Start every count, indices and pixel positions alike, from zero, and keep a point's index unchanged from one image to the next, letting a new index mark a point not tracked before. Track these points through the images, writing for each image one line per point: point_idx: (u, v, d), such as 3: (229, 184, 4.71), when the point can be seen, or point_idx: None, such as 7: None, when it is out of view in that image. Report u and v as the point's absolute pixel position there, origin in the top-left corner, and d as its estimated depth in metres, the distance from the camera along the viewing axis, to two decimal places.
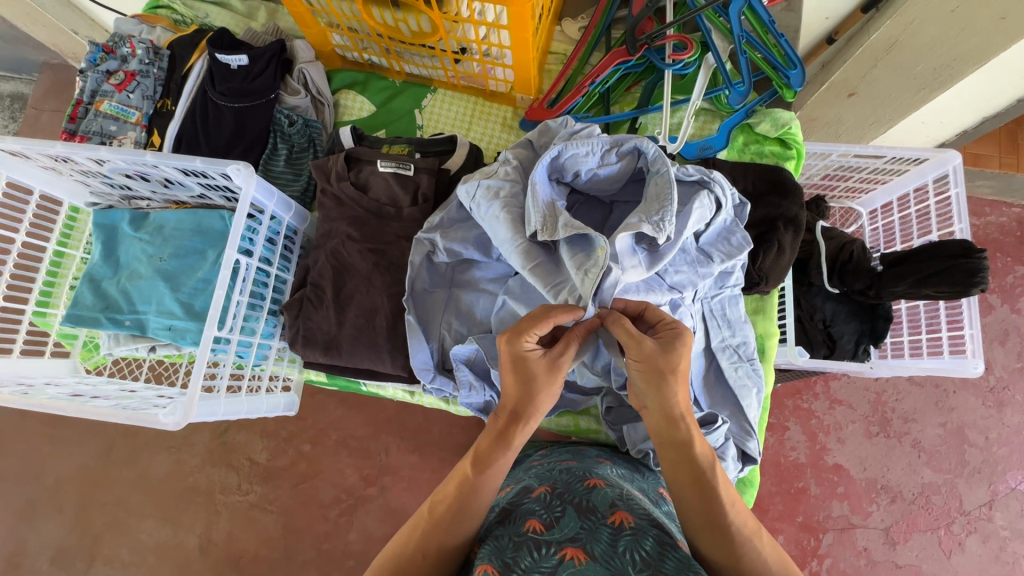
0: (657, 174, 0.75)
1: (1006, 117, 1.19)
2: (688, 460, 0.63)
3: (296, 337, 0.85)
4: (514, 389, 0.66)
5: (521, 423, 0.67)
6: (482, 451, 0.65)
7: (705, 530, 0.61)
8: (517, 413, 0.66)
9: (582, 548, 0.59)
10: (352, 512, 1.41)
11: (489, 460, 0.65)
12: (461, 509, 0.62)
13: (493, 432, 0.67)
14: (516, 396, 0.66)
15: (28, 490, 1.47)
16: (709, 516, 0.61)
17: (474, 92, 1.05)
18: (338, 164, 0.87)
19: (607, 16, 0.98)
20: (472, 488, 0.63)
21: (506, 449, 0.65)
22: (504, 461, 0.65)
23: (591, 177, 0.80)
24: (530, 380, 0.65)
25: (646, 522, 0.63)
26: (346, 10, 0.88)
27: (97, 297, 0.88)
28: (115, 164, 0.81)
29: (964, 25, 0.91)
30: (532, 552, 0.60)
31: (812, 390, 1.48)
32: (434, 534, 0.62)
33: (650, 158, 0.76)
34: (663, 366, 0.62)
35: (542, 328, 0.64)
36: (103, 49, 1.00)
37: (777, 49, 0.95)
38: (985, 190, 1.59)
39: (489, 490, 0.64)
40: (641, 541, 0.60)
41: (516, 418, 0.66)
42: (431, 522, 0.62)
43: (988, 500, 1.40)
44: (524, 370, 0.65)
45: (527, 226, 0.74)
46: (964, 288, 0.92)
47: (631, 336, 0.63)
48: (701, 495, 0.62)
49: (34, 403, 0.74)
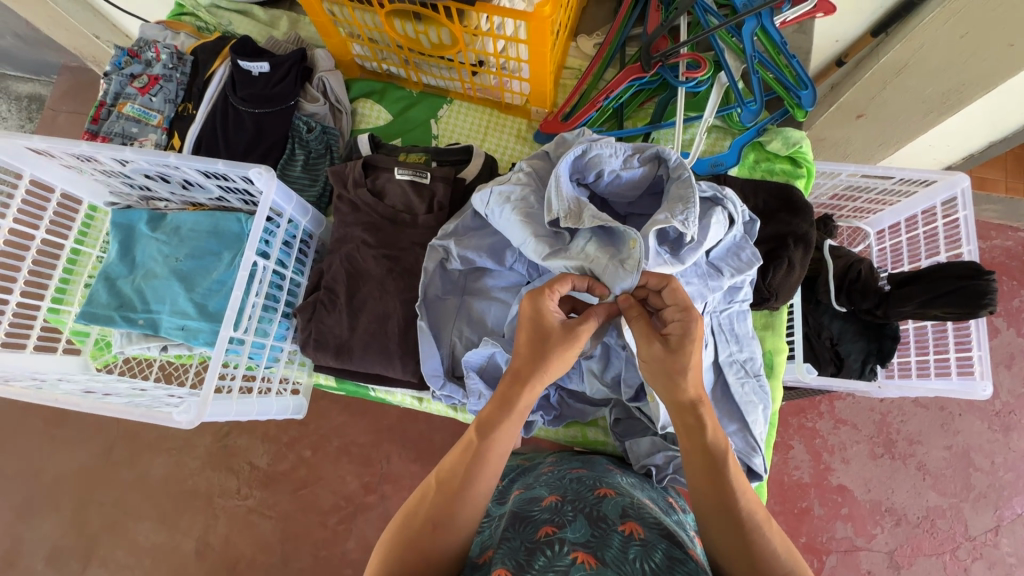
0: (679, 179, 0.76)
1: (1013, 142, 1.21)
2: (701, 447, 0.65)
3: (308, 340, 0.86)
4: (526, 350, 0.67)
5: (521, 387, 0.67)
6: (488, 415, 0.66)
7: (721, 524, 0.62)
8: (521, 375, 0.67)
9: (592, 553, 0.59)
10: (351, 519, 1.40)
11: (494, 425, 0.65)
12: (467, 475, 0.63)
13: (496, 395, 0.67)
14: (526, 358, 0.67)
15: (27, 488, 1.47)
16: (722, 502, 0.62)
17: (490, 105, 1.06)
18: (356, 170, 0.88)
19: (622, 33, 1.01)
20: (478, 452, 0.64)
21: (510, 414, 0.66)
22: (507, 427, 0.66)
23: (613, 179, 0.80)
24: (541, 340, 0.66)
25: (655, 533, 0.63)
26: (367, 22, 0.90)
27: (112, 296, 0.88)
28: (138, 165, 0.82)
29: (973, 50, 0.93)
30: (545, 552, 0.60)
31: (817, 409, 1.48)
32: (444, 503, 0.62)
33: (670, 165, 0.77)
34: (671, 364, 0.65)
35: (563, 288, 0.68)
36: (128, 53, 1.01)
37: (789, 70, 0.97)
38: (991, 214, 1.61)
39: (493, 457, 0.65)
40: (651, 553, 0.60)
41: (517, 380, 0.67)
42: (439, 488, 0.64)
43: (994, 526, 1.38)
44: (541, 327, 0.66)
45: (549, 213, 0.75)
46: (973, 308, 0.93)
47: (647, 332, 0.67)
48: (715, 486, 0.63)
49: (47, 398, 0.74)
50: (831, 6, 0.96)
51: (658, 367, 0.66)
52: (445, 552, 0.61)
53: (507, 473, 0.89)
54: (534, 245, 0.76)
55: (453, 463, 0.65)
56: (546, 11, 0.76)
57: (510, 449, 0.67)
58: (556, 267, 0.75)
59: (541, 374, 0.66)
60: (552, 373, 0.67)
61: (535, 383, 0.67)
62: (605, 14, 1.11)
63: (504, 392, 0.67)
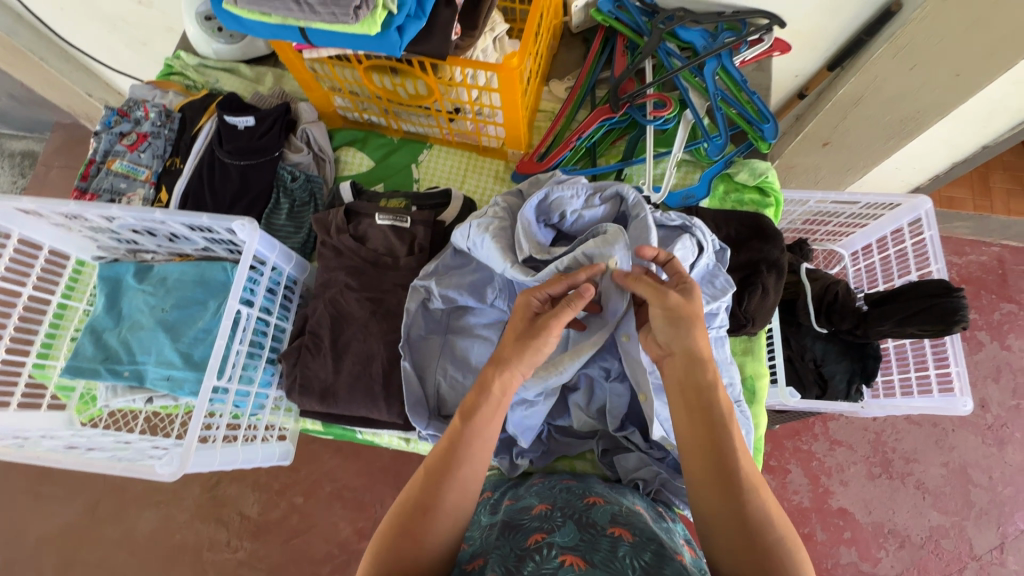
0: (636, 219, 0.79)
1: (974, 162, 1.26)
2: (703, 407, 0.66)
3: (293, 385, 0.86)
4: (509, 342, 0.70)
5: (501, 370, 0.69)
6: (469, 403, 0.68)
7: (712, 479, 0.63)
8: (502, 359, 0.69)
9: (581, 556, 0.59)
10: (345, 567, 1.37)
11: (475, 409, 0.67)
12: (453, 458, 0.65)
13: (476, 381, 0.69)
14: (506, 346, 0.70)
15: (8, 550, 1.42)
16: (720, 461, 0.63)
17: (469, 148, 1.11)
18: (338, 217, 0.91)
19: (591, 77, 1.08)
20: (461, 438, 0.66)
21: (489, 398, 0.67)
22: (490, 414, 0.67)
23: (577, 219, 0.83)
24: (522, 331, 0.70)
25: (645, 536, 0.63)
26: (347, 77, 0.95)
27: (98, 349, 0.89)
28: (125, 221, 0.85)
29: (924, 81, 0.99)
30: (534, 558, 0.60)
31: (811, 431, 1.48)
32: (432, 487, 0.63)
33: (631, 202, 0.81)
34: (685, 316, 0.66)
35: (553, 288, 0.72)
36: (118, 112, 1.06)
37: (751, 105, 1.03)
38: (963, 231, 1.65)
39: (477, 441, 0.66)
40: (641, 552, 0.60)
41: (497, 363, 0.69)
42: (428, 475, 0.65)
43: (998, 543, 1.37)
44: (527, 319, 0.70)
45: (519, 251, 0.79)
46: (946, 326, 0.95)
47: (655, 290, 0.68)
48: (712, 441, 0.64)
49: (29, 455, 0.74)
50: (787, 45, 1.03)
51: (664, 312, 0.67)
52: (436, 534, 0.62)
53: (498, 485, 0.88)
54: (517, 271, 0.79)
55: (440, 448, 0.67)
56: (513, 62, 0.81)
57: (494, 437, 0.68)
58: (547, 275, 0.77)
59: (518, 360, 0.68)
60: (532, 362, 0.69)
61: (513, 369, 0.68)
62: (575, 58, 1.17)
63: (483, 377, 0.69)
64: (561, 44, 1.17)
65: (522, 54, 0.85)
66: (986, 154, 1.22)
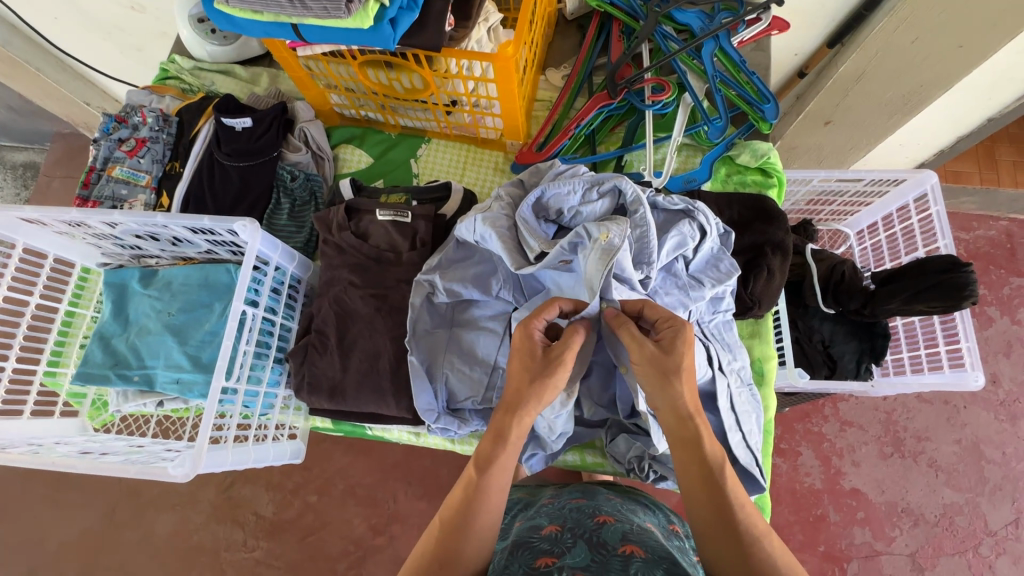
0: (636, 216, 0.78)
1: (980, 135, 1.24)
2: (682, 416, 0.67)
3: (302, 384, 0.87)
4: (514, 381, 0.69)
5: (513, 417, 0.67)
6: (484, 450, 0.67)
7: (702, 482, 0.65)
8: (511, 405, 0.68)
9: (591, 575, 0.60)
10: (361, 563, 1.38)
11: (492, 459, 0.66)
12: (470, 509, 0.64)
13: (491, 430, 0.68)
14: (514, 388, 0.69)
15: (30, 557, 1.44)
16: (701, 466, 0.65)
17: (467, 141, 1.10)
18: (339, 215, 0.90)
19: (588, 64, 1.07)
20: (477, 488, 0.65)
21: (505, 447, 0.67)
22: (505, 459, 0.66)
23: (574, 215, 0.82)
24: (528, 368, 0.68)
25: (657, 553, 0.64)
26: (343, 73, 0.95)
27: (107, 355, 0.90)
28: (127, 226, 0.85)
29: (926, 54, 0.97)
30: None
31: (821, 413, 1.47)
32: (448, 541, 0.63)
33: (629, 198, 0.79)
34: (666, 366, 0.66)
35: (550, 313, 0.71)
36: (116, 118, 1.05)
37: (750, 86, 1.02)
38: (970, 206, 1.64)
39: (493, 490, 0.65)
40: (653, 569, 0.61)
41: (508, 410, 0.68)
42: (443, 527, 0.64)
43: (1014, 519, 1.36)
44: (527, 353, 0.69)
45: (529, 250, 0.80)
46: (956, 301, 0.93)
47: (636, 339, 0.69)
48: (692, 449, 0.66)
49: (43, 461, 0.74)
50: (785, 23, 1.00)
51: (650, 362, 0.67)
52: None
53: (509, 509, 0.88)
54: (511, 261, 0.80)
55: (455, 501, 0.66)
56: (509, 51, 0.81)
57: (511, 482, 0.67)
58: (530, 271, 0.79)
59: (530, 402, 0.67)
60: (544, 398, 0.68)
61: (525, 413, 0.67)
62: (571, 45, 1.16)
63: (497, 426, 0.68)
64: (557, 32, 1.16)
65: (517, 43, 0.84)
66: (993, 126, 1.20)
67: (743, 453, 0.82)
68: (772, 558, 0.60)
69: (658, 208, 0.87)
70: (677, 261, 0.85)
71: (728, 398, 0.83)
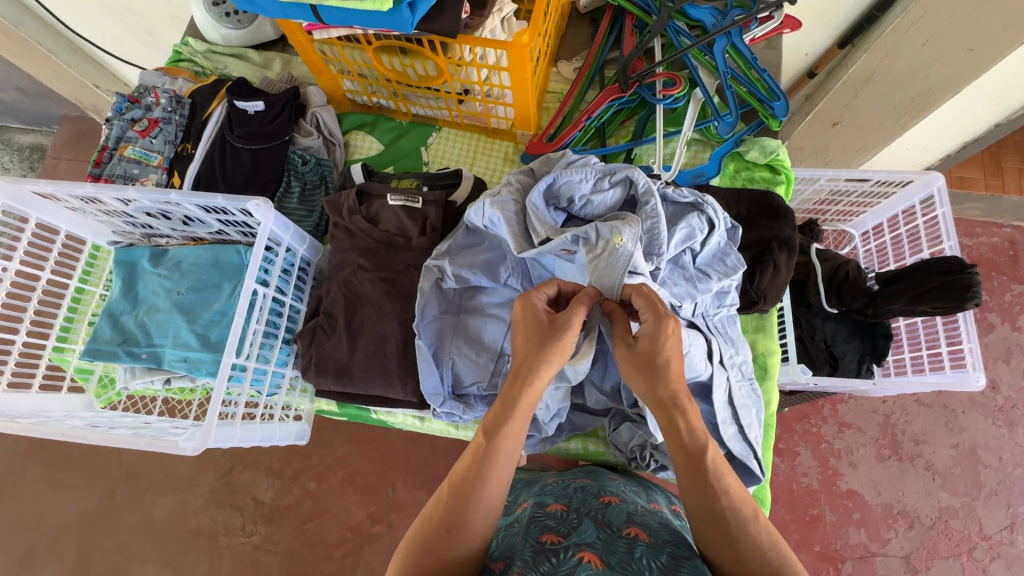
0: (647, 208, 0.79)
1: (986, 141, 1.25)
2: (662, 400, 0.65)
3: (310, 365, 0.87)
4: (523, 349, 0.66)
5: (523, 384, 0.65)
6: (491, 420, 0.65)
7: (685, 463, 0.65)
8: (524, 371, 0.65)
9: (599, 555, 0.61)
10: (359, 551, 1.39)
11: (500, 426, 0.64)
12: (477, 477, 0.63)
13: (499, 395, 0.66)
14: (523, 356, 0.66)
15: (30, 537, 1.45)
16: (683, 448, 0.65)
17: (477, 130, 1.11)
18: (350, 199, 0.91)
19: (600, 57, 1.07)
20: (485, 456, 0.64)
21: (514, 412, 0.64)
22: (515, 429, 0.65)
23: (585, 204, 0.82)
24: (537, 333, 0.66)
25: (660, 538, 0.65)
26: (357, 59, 0.95)
27: (116, 331, 0.90)
28: (140, 204, 0.85)
29: (937, 56, 0.97)
30: (551, 558, 0.61)
31: (820, 414, 1.48)
32: (451, 510, 0.63)
33: (641, 188, 0.80)
34: (651, 360, 0.65)
35: (549, 289, 0.70)
36: (128, 99, 1.06)
37: (761, 83, 1.01)
38: (974, 212, 1.64)
39: (502, 457, 0.64)
40: (657, 553, 0.62)
41: (521, 375, 0.65)
42: (453, 489, 0.64)
43: (1008, 524, 1.37)
44: (532, 323, 0.66)
45: (534, 236, 0.80)
46: (960, 303, 0.93)
47: (625, 338, 0.67)
48: (675, 431, 0.65)
49: (53, 433, 0.75)
50: (797, 22, 1.00)
51: (633, 359, 0.66)
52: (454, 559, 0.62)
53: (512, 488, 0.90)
54: (512, 243, 0.81)
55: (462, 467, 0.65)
56: (524, 40, 0.81)
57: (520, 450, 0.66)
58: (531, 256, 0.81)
59: (543, 367, 0.64)
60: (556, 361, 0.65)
61: (536, 378, 0.64)
62: (583, 39, 1.16)
63: (506, 393, 0.66)
64: (569, 25, 1.17)
65: (531, 31, 0.84)
66: (999, 133, 1.21)
67: (738, 445, 0.83)
68: (759, 544, 0.61)
69: (668, 200, 0.88)
70: (684, 253, 0.85)
71: (727, 392, 0.84)
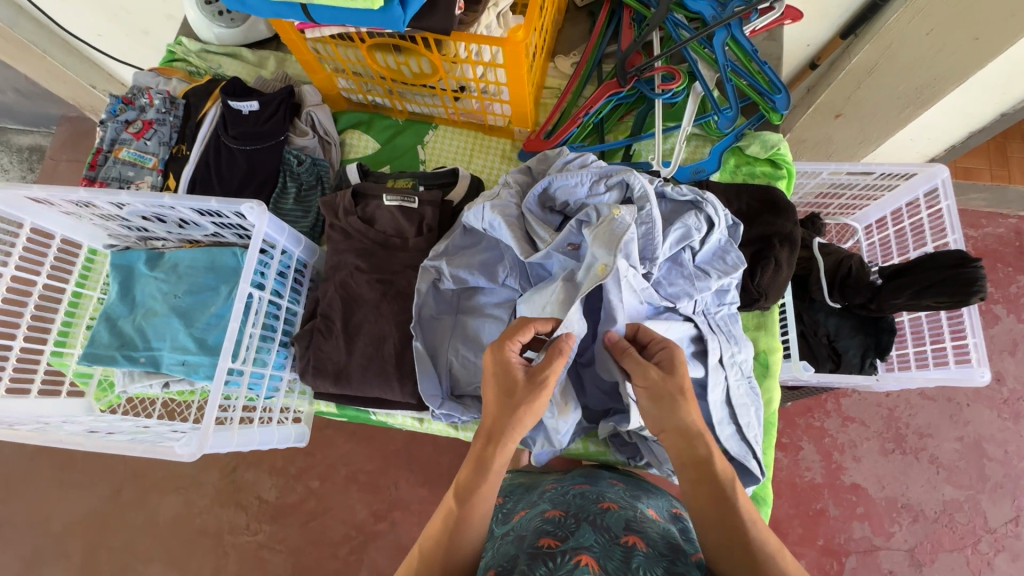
0: (642, 213, 0.77)
1: (992, 130, 1.23)
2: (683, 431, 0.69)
3: (307, 367, 0.87)
4: (494, 406, 0.69)
5: (495, 445, 0.67)
6: (465, 478, 0.67)
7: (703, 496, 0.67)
8: (493, 434, 0.67)
9: (596, 558, 0.60)
10: (362, 548, 1.39)
11: (472, 488, 0.66)
12: (448, 540, 0.64)
13: (472, 457, 0.68)
14: (495, 415, 0.68)
15: (37, 537, 1.46)
16: (702, 479, 0.67)
17: (474, 127, 1.09)
18: (345, 199, 0.90)
19: (598, 51, 1.06)
20: (456, 519, 0.65)
21: (487, 476, 0.66)
22: (486, 488, 0.66)
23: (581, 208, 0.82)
24: (509, 393, 0.68)
25: (658, 550, 0.64)
26: (351, 56, 0.94)
27: (114, 335, 0.90)
28: (134, 207, 0.85)
29: (942, 45, 0.94)
30: (545, 560, 0.60)
31: (824, 408, 1.47)
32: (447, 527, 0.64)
33: (636, 193, 0.77)
34: (672, 388, 0.68)
35: (523, 336, 0.71)
36: (123, 100, 1.05)
37: (761, 76, 0.99)
38: (980, 202, 1.62)
39: (475, 519, 0.65)
40: (654, 564, 0.61)
41: (490, 439, 0.67)
42: (421, 558, 0.64)
43: (1013, 516, 1.36)
44: (506, 376, 0.69)
45: (536, 242, 0.81)
46: (963, 297, 0.92)
47: (636, 364, 0.71)
48: (694, 463, 0.68)
49: (52, 439, 0.75)
50: (798, 12, 0.98)
51: (649, 388, 0.70)
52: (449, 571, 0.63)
53: (511, 493, 0.89)
54: (516, 249, 0.81)
55: (433, 531, 0.66)
56: (519, 35, 0.80)
57: (493, 509, 0.67)
58: (539, 259, 0.80)
59: (512, 429, 0.67)
60: (527, 421, 0.67)
61: (508, 440, 0.67)
62: (581, 33, 1.15)
63: (479, 453, 0.67)
64: (566, 19, 1.15)
65: (527, 27, 0.83)
66: (1005, 122, 1.19)
67: (734, 445, 0.83)
68: (782, 574, 0.61)
69: (666, 197, 0.87)
70: (683, 251, 0.84)
71: (723, 391, 0.84)
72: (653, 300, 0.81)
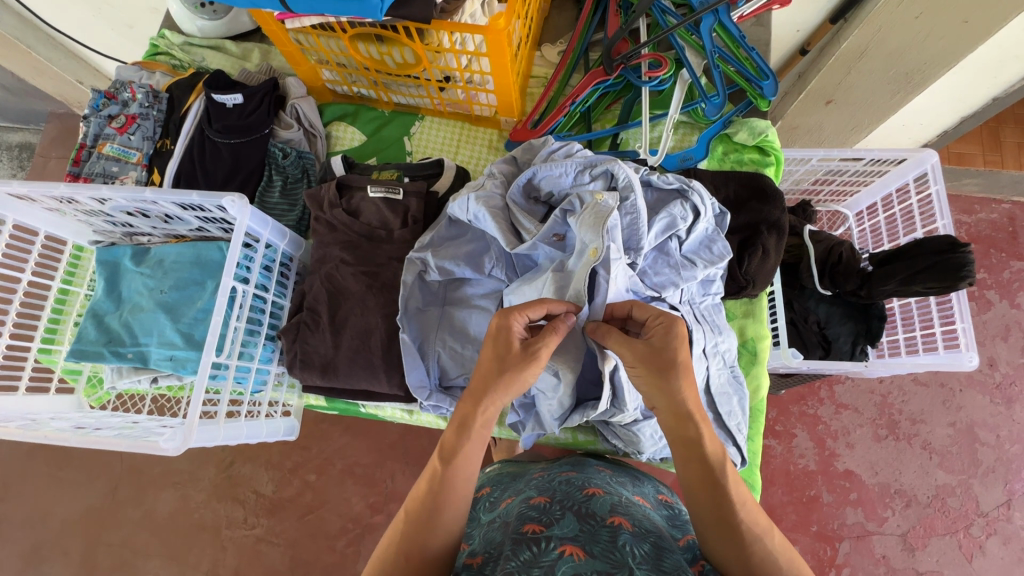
0: (626, 202, 0.77)
1: (982, 116, 1.22)
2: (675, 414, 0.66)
3: (294, 361, 0.87)
4: (487, 366, 0.68)
5: (479, 407, 0.67)
6: (449, 441, 0.66)
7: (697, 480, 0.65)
8: (477, 392, 0.67)
9: (581, 545, 0.60)
10: (359, 541, 1.40)
11: (456, 450, 0.66)
12: (435, 504, 0.64)
13: (457, 417, 0.67)
14: (484, 374, 0.67)
15: (35, 534, 1.47)
16: (693, 460, 0.66)
17: (461, 118, 1.09)
18: (330, 192, 0.90)
19: (584, 39, 1.05)
20: (441, 481, 0.65)
21: (469, 439, 0.66)
22: (469, 453, 0.66)
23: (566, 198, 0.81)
24: (500, 358, 0.67)
25: (643, 528, 0.65)
26: (333, 47, 0.93)
27: (100, 331, 0.90)
28: (117, 202, 0.84)
29: (929, 31, 0.94)
30: (530, 546, 0.61)
31: (817, 395, 1.47)
32: (430, 502, 0.64)
33: (620, 182, 0.77)
34: (660, 364, 0.64)
35: (534, 313, 0.68)
36: (105, 95, 1.04)
37: (749, 62, 0.98)
38: (973, 188, 1.61)
39: (457, 484, 0.65)
40: (641, 542, 0.62)
41: (474, 398, 0.67)
42: (408, 521, 0.64)
43: (1005, 500, 1.37)
44: (504, 342, 0.67)
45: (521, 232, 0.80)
46: (953, 281, 0.92)
47: (626, 341, 0.67)
48: (686, 445, 0.66)
49: (38, 435, 0.75)
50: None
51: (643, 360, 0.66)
52: (435, 547, 0.63)
53: (499, 481, 0.89)
54: (501, 239, 0.80)
55: (418, 501, 0.65)
56: (501, 23, 0.79)
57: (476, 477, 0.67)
58: (524, 250, 0.80)
59: (496, 393, 0.66)
60: (513, 390, 0.67)
61: (489, 403, 0.67)
62: (567, 21, 1.14)
63: (462, 416, 0.67)
64: (552, 8, 1.15)
65: (510, 14, 0.82)
66: (995, 107, 1.18)
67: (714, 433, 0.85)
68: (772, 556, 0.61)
69: (652, 186, 0.86)
70: (669, 241, 0.84)
71: (704, 381, 0.84)
72: (638, 288, 0.79)
